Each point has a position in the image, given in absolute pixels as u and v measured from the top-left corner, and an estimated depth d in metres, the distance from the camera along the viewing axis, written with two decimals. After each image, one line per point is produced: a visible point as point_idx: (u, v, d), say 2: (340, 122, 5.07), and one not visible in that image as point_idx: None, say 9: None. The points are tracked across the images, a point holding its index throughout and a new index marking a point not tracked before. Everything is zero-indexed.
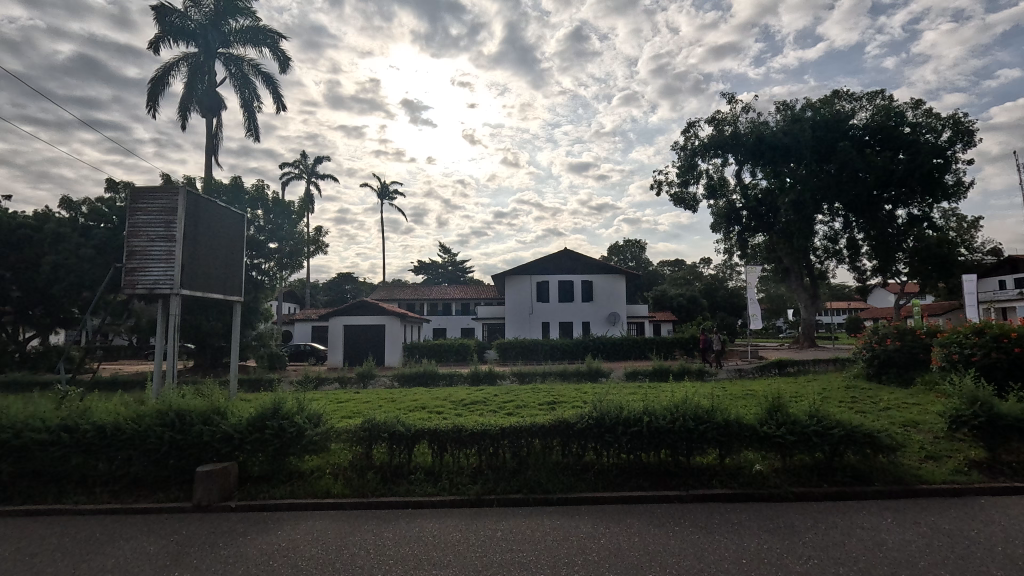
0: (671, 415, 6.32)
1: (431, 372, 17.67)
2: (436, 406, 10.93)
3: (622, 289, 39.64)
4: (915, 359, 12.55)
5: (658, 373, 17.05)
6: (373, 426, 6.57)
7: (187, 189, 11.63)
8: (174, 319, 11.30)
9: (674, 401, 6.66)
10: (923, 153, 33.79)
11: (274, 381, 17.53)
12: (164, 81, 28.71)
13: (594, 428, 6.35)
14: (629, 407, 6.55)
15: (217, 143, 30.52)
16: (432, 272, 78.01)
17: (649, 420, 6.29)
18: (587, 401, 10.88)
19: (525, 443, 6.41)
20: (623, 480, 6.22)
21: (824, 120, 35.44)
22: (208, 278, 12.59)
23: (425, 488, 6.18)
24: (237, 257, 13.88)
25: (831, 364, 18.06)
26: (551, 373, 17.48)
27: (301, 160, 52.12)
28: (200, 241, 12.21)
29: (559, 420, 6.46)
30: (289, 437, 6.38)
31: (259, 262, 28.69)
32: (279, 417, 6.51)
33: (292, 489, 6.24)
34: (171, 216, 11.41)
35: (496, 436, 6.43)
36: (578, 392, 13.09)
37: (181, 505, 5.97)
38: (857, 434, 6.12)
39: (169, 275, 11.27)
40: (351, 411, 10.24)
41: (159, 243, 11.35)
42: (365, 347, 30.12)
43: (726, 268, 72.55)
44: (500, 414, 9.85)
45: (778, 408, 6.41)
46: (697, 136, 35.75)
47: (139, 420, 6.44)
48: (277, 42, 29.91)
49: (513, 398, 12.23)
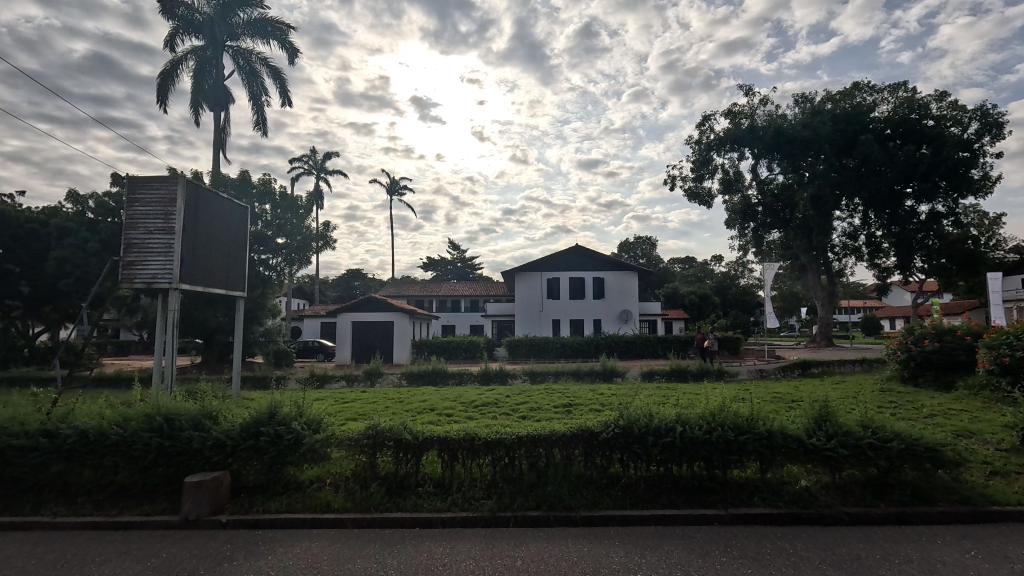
0: (707, 424, 5.69)
1: (440, 371, 17.12)
2: (445, 408, 10.40)
3: (634, 286, 38.92)
4: (955, 362, 11.81)
5: (675, 373, 16.38)
6: (378, 433, 6.01)
7: (187, 178, 11.12)
8: (173, 314, 10.83)
9: (709, 408, 6.03)
10: (948, 147, 32.66)
11: (280, 378, 17.14)
12: (173, 75, 28.41)
13: (620, 438, 5.75)
14: (659, 414, 5.95)
15: (225, 137, 30.26)
16: (442, 268, 77.59)
17: (682, 430, 5.67)
18: (606, 405, 10.29)
19: (544, 453, 5.82)
20: (653, 496, 5.62)
21: (844, 113, 34.44)
22: (210, 272, 12.09)
23: (434, 502, 5.62)
24: (241, 251, 13.37)
25: (858, 365, 17.27)
26: (564, 373, 16.89)
27: (311, 155, 51.85)
28: (201, 234, 11.70)
29: (582, 429, 5.86)
30: (286, 445, 5.84)
31: (266, 257, 28.36)
32: (275, 423, 5.96)
33: (290, 501, 5.71)
34: (170, 207, 10.91)
35: (511, 446, 5.83)
36: (596, 393, 12.49)
37: (168, 519, 5.46)
38: (917, 448, 5.46)
39: (168, 268, 10.80)
40: (356, 414, 9.71)
41: (158, 236, 10.87)
42: (373, 343, 29.71)
43: (738, 265, 71.38)
44: (516, 419, 9.29)
45: (827, 418, 5.75)
46: (713, 130, 34.93)
47: (126, 424, 5.93)
48: (285, 35, 29.39)
49: (528, 399, 11.69)
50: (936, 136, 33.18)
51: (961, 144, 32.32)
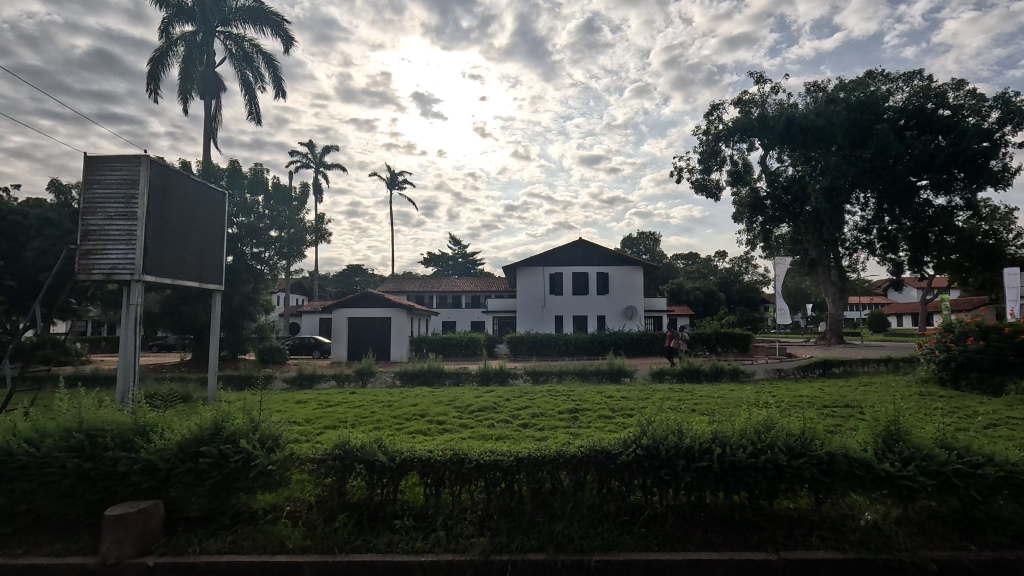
0: (753, 446, 4.61)
1: (437, 370, 16.08)
2: (437, 415, 9.40)
3: (639, 282, 37.79)
4: (1001, 363, 10.77)
5: (686, 373, 15.32)
6: (348, 452, 4.96)
7: (151, 158, 10.01)
8: (135, 310, 9.77)
9: (752, 422, 4.93)
10: (967, 136, 31.19)
11: (267, 377, 16.12)
12: (161, 60, 27.23)
13: (645, 460, 4.71)
14: (689, 430, 4.88)
15: (216, 126, 29.16)
16: (443, 263, 76.54)
17: (722, 453, 4.59)
18: (616, 412, 9.31)
19: (549, 477, 4.79)
20: (686, 533, 4.56)
21: (860, 102, 33.01)
22: (182, 263, 11.01)
23: (414, 541, 4.58)
24: (218, 240, 12.28)
25: (882, 366, 16.16)
26: (568, 373, 15.88)
27: (308, 148, 50.76)
28: (170, 221, 10.59)
29: (596, 449, 4.82)
30: (235, 467, 4.77)
31: (260, 251, 27.29)
32: (221, 440, 4.86)
33: (236, 539, 4.66)
34: (132, 189, 9.82)
35: (509, 469, 4.80)
36: (603, 396, 11.48)
37: (83, 562, 4.41)
38: (1017, 476, 4.35)
39: (130, 258, 9.72)
40: (334, 423, 8.71)
41: (119, 222, 9.77)
42: (369, 341, 28.64)
43: (744, 262, 70.16)
44: (518, 429, 8.28)
45: (901, 437, 4.67)
46: (722, 119, 33.72)
47: (40, 442, 4.85)
48: (279, 22, 28.08)
49: (530, 403, 10.68)
50: (955, 126, 31.78)
51: (982, 133, 30.87)
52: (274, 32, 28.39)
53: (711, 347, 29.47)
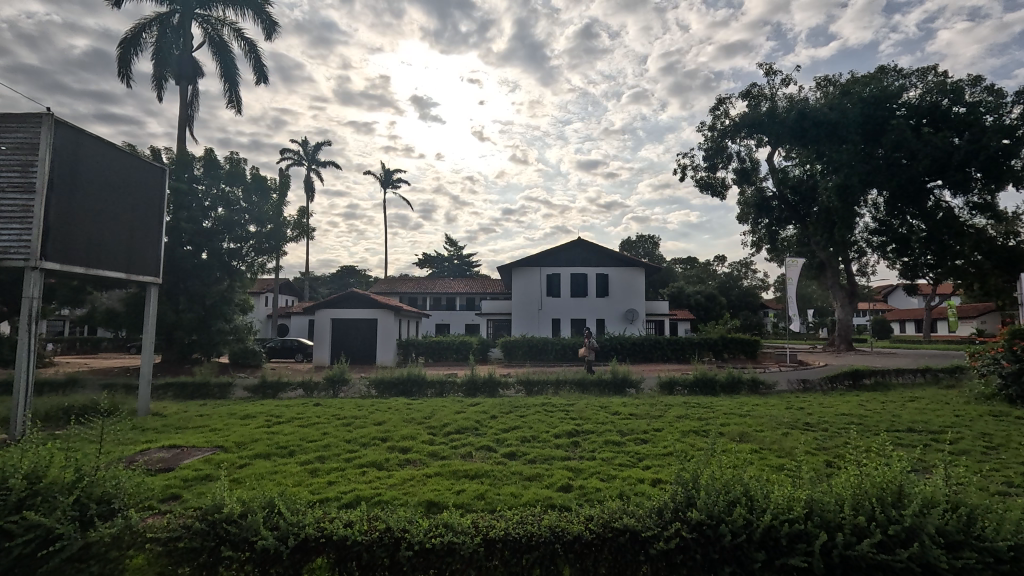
0: (878, 530, 2.74)
1: (417, 379, 14.19)
2: (405, 438, 7.56)
3: (640, 283, 36.00)
4: None
5: (701, 383, 13.46)
6: (218, 525, 3.11)
7: (56, 118, 8.18)
8: (31, 304, 7.90)
9: (866, 479, 3.05)
10: (987, 133, 29.33)
11: (227, 384, 14.18)
12: (134, 44, 25.27)
13: (697, 550, 2.89)
14: (765, 494, 3.03)
15: (193, 114, 27.23)
16: (438, 266, 74.66)
17: (829, 541, 2.73)
18: (626, 437, 7.50)
19: (537, 566, 2.97)
20: None
21: (874, 95, 31.31)
22: (101, 248, 9.09)
23: None
24: (155, 223, 10.40)
25: (920, 377, 14.42)
26: (566, 382, 14.06)
27: (300, 144, 48.85)
28: (83, 196, 8.69)
29: (615, 526, 3.01)
30: (23, 556, 2.92)
31: (236, 246, 25.20)
32: (8, 510, 3.00)
33: None
34: (31, 156, 8.00)
35: (475, 557, 2.98)
36: (607, 413, 9.63)
37: None
38: None
39: (24, 241, 7.85)
40: (269, 451, 6.83)
41: (12, 196, 7.92)
42: (352, 344, 26.73)
43: (745, 266, 68.58)
44: (502, 462, 6.44)
45: None
46: (730, 113, 31.97)
47: None
48: (261, 5, 25.98)
49: (520, 423, 8.78)
50: (973, 123, 30.05)
51: (1003, 131, 29.10)
52: (255, 16, 26.32)
53: (719, 357, 27.62)
